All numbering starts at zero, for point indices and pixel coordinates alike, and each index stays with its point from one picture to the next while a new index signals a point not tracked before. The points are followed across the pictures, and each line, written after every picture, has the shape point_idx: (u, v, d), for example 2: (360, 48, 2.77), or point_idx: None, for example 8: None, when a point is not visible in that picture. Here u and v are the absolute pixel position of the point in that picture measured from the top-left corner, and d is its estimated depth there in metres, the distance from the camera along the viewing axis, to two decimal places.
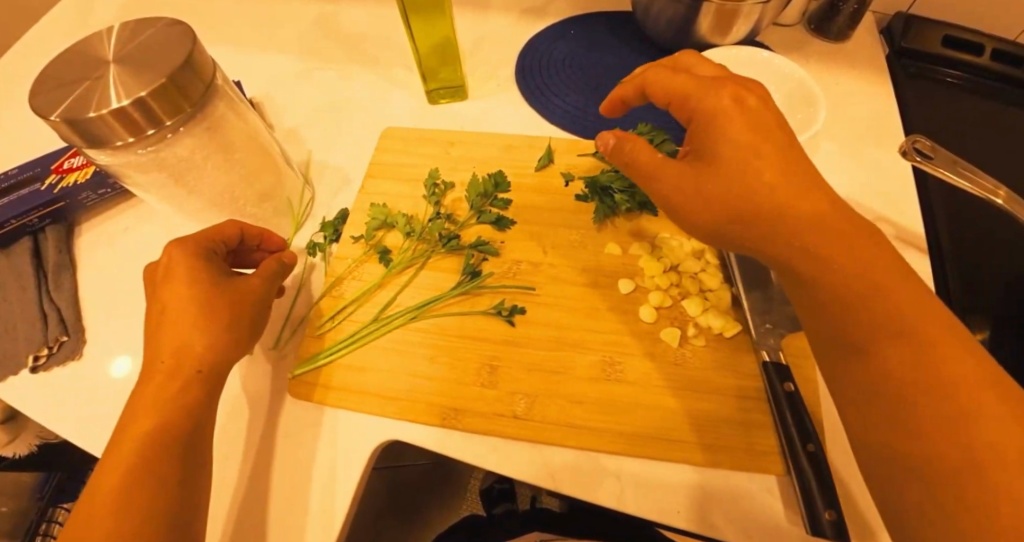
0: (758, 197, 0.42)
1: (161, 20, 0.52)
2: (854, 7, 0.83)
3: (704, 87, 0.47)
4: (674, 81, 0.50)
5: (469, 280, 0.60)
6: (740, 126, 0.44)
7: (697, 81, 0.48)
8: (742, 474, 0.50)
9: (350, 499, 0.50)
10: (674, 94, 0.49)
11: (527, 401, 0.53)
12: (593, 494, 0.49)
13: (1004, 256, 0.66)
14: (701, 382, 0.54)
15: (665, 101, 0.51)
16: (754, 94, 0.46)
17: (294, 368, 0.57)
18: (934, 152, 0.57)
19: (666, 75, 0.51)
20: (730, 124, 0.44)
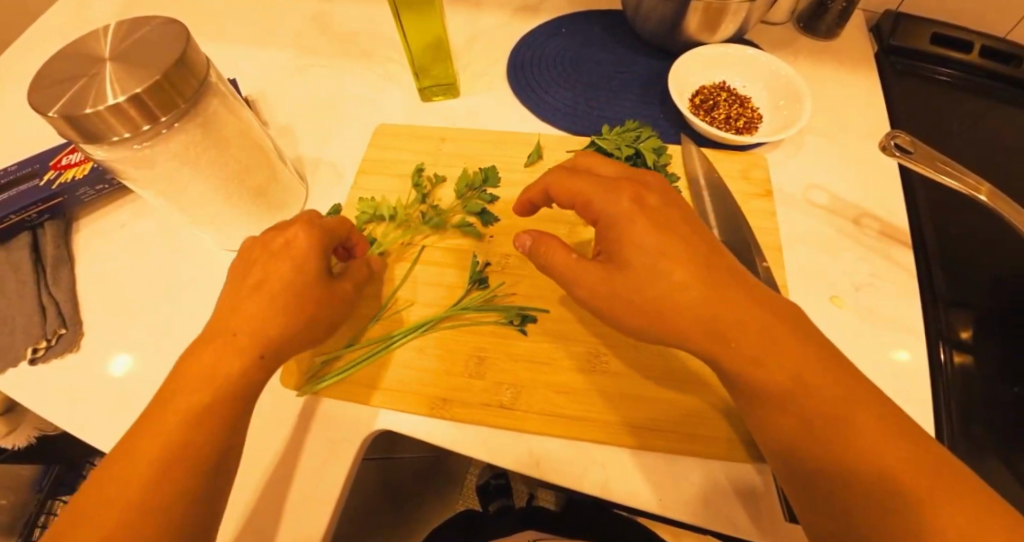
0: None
1: (157, 18, 0.54)
2: (843, 5, 0.84)
3: (603, 195, 0.49)
4: (578, 186, 0.51)
5: (477, 288, 0.60)
6: (647, 234, 0.46)
7: (597, 186, 0.50)
8: (722, 462, 0.51)
9: (339, 488, 0.51)
10: (586, 194, 0.50)
11: (513, 391, 0.55)
12: (577, 483, 0.50)
13: (985, 252, 0.67)
14: (685, 374, 0.55)
15: (574, 205, 0.52)
16: (654, 195, 0.50)
17: (302, 387, 0.56)
18: (913, 148, 0.59)
19: (565, 177, 0.52)
20: (635, 228, 0.46)
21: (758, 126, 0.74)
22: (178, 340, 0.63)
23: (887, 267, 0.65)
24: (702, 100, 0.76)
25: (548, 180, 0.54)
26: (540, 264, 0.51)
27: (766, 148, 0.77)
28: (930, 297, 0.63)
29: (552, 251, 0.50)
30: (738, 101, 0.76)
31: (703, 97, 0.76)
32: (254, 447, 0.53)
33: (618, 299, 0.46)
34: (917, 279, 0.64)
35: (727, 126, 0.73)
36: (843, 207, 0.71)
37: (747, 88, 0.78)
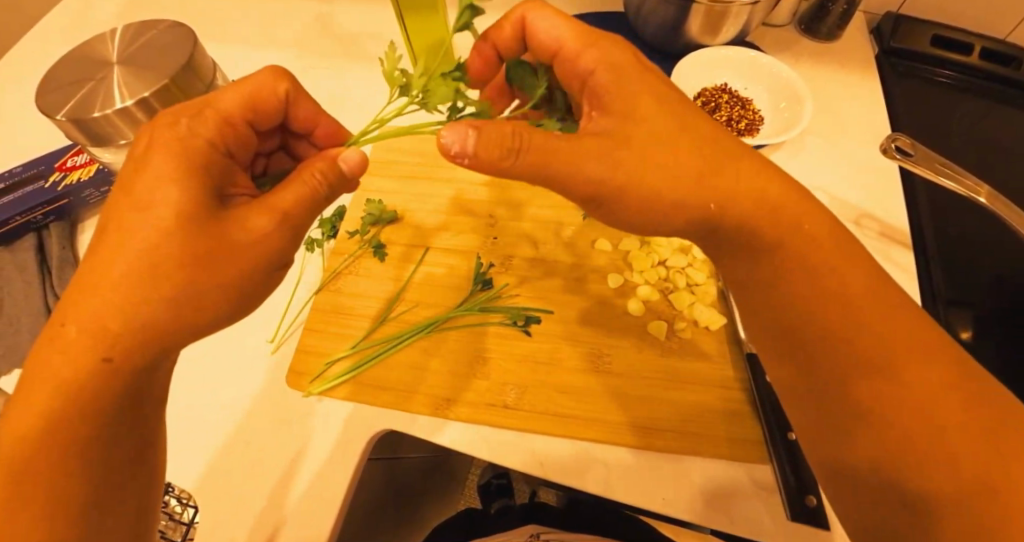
0: (746, 183, 0.42)
1: (163, 21, 0.56)
2: (844, 7, 0.84)
3: (603, 48, 0.48)
4: (563, 31, 0.50)
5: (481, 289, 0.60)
6: (676, 125, 0.42)
7: (593, 42, 0.49)
8: (725, 462, 0.51)
9: (346, 488, 0.52)
10: (567, 43, 0.50)
11: (517, 391, 0.55)
12: (581, 482, 0.51)
13: (985, 252, 0.67)
14: (688, 375, 0.55)
15: (550, 52, 0.52)
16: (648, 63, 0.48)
17: (310, 387, 0.56)
18: (914, 150, 0.59)
19: (556, 18, 0.51)
20: (661, 94, 0.44)
21: (760, 128, 0.75)
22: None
23: (888, 269, 0.66)
24: (704, 102, 0.76)
25: (528, 13, 0.52)
26: (509, 153, 0.40)
27: (769, 150, 0.78)
28: (930, 299, 0.64)
29: (534, 133, 0.40)
30: (740, 104, 0.76)
31: (705, 99, 0.76)
32: (260, 449, 0.54)
33: (635, 199, 0.42)
34: (918, 280, 0.65)
35: (729, 128, 0.74)
36: (844, 209, 0.71)
37: (748, 90, 0.79)
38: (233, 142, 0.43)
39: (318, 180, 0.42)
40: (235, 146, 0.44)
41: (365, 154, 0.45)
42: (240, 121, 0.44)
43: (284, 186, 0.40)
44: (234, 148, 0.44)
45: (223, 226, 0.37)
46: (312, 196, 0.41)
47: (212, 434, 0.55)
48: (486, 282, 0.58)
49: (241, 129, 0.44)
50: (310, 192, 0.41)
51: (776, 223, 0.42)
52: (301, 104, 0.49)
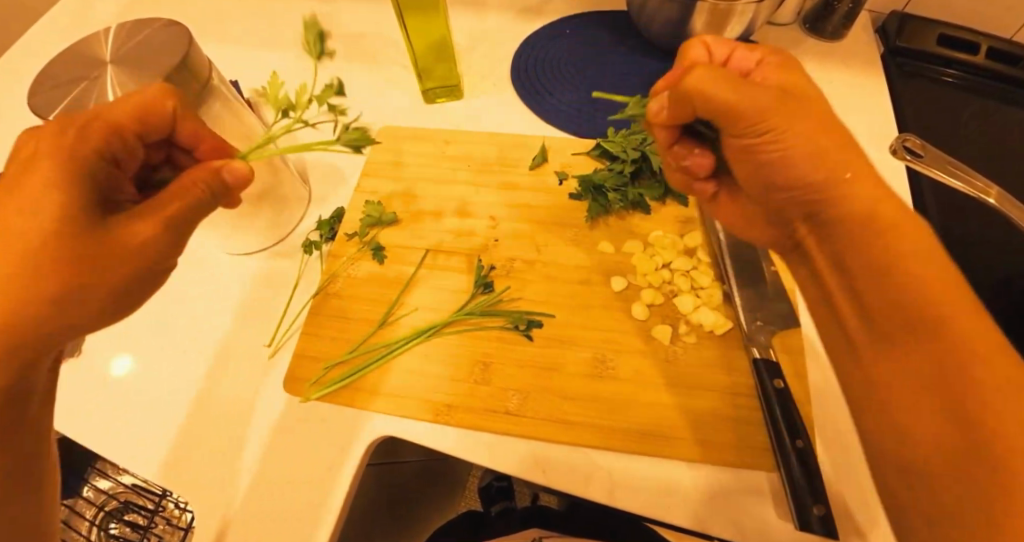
0: None
1: (159, 20, 0.56)
2: (849, 6, 0.83)
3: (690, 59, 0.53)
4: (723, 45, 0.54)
5: (482, 292, 0.60)
6: None
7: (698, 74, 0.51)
8: (731, 469, 0.50)
9: (343, 496, 0.51)
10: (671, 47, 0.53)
11: (519, 397, 0.54)
12: (582, 489, 0.50)
13: (993, 254, 0.66)
14: (692, 379, 0.54)
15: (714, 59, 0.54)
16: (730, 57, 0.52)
17: (306, 393, 0.55)
18: (923, 151, 0.58)
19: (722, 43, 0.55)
20: None
21: None
22: (175, 336, 0.60)
23: None
24: None
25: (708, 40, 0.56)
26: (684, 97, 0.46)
27: None
28: None
29: (703, 76, 0.44)
30: None
31: None
32: (256, 453, 0.53)
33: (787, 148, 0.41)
34: None
35: None
36: None
37: None
38: (119, 152, 0.42)
39: (199, 193, 0.41)
40: (120, 158, 0.42)
41: (253, 170, 0.46)
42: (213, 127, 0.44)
43: (166, 197, 0.40)
44: (121, 156, 0.42)
45: (126, 225, 0.38)
46: (192, 208, 0.41)
47: (207, 437, 0.54)
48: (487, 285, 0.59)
49: (132, 142, 0.42)
50: (191, 206, 0.41)
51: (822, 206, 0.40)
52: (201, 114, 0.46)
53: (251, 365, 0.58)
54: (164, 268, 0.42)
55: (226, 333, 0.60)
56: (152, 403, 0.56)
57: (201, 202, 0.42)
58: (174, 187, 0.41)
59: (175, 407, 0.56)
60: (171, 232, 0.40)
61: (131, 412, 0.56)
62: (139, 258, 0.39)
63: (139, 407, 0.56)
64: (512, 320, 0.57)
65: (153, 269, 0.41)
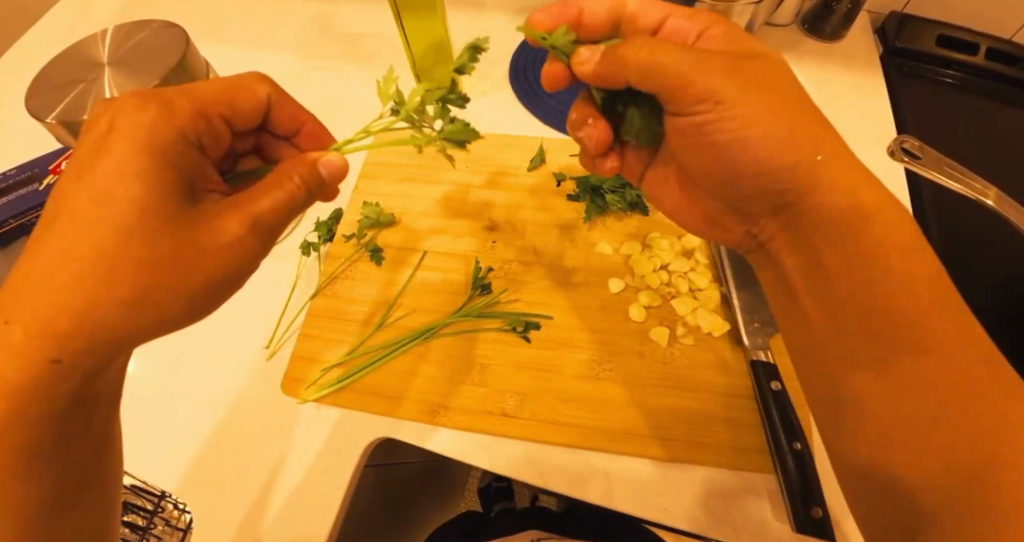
0: None
1: (154, 22, 0.57)
2: (848, 6, 0.83)
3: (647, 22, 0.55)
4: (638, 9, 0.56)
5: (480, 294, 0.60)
6: None
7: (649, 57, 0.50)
8: (729, 471, 0.50)
9: (341, 497, 0.50)
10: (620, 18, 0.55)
11: (517, 398, 0.54)
12: (580, 491, 0.50)
13: (992, 255, 0.66)
14: (689, 381, 0.54)
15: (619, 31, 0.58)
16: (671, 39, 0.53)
17: (304, 395, 0.55)
18: (921, 153, 0.58)
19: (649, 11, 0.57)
20: None
21: None
22: (201, 342, 0.60)
23: None
24: None
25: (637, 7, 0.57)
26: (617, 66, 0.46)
27: None
28: None
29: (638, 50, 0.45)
30: None
31: None
32: (256, 455, 0.53)
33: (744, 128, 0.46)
34: None
35: None
36: None
37: None
38: (205, 134, 0.42)
39: (296, 186, 0.40)
40: (207, 140, 0.43)
41: (349, 159, 0.45)
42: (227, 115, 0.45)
43: (263, 190, 0.39)
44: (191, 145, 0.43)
45: (218, 223, 0.37)
46: (290, 201, 0.40)
47: (206, 440, 0.54)
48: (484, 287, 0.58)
49: (217, 124, 0.44)
50: (289, 198, 0.40)
51: (799, 189, 0.46)
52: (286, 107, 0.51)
53: (251, 368, 0.58)
54: (244, 277, 0.41)
55: (226, 335, 0.60)
56: (152, 405, 0.56)
57: (292, 199, 0.40)
58: (270, 180, 0.40)
59: (174, 409, 0.55)
60: (255, 233, 0.38)
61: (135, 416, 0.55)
62: (226, 261, 0.37)
63: (138, 409, 0.55)
64: (510, 321, 0.57)
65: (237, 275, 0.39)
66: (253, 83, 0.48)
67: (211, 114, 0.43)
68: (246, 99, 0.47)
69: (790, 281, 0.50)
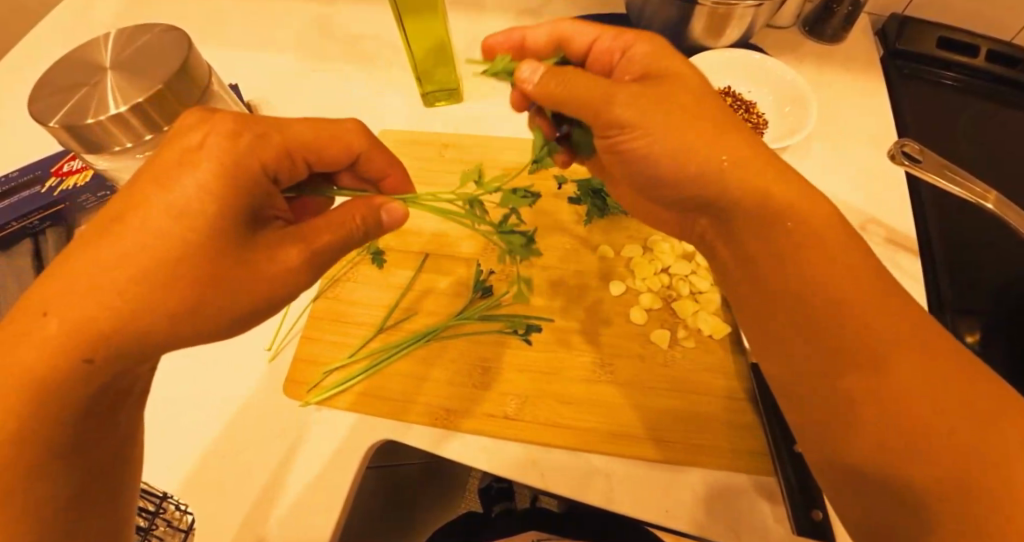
0: None
1: (156, 26, 0.57)
2: (848, 9, 0.83)
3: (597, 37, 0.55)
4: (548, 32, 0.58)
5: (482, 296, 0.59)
6: None
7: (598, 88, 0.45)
8: (730, 473, 0.50)
9: (344, 500, 0.51)
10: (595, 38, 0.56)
11: (518, 401, 0.54)
12: (582, 493, 0.50)
13: (993, 259, 0.66)
14: (691, 384, 0.55)
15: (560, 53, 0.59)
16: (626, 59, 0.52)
17: (306, 398, 0.55)
18: (922, 156, 0.58)
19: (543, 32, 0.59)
20: None
21: (764, 131, 0.74)
22: (201, 348, 0.60)
23: (891, 273, 0.65)
24: None
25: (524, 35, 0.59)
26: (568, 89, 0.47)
27: (773, 154, 0.77)
28: (934, 304, 0.63)
29: (574, 78, 0.46)
30: (743, 107, 0.76)
31: None
32: (259, 456, 0.53)
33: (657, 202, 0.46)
34: (922, 286, 0.64)
35: None
36: (850, 214, 0.70)
37: (752, 93, 0.78)
38: (285, 171, 0.44)
39: (357, 228, 0.44)
40: (284, 176, 0.44)
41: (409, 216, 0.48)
42: (298, 154, 0.45)
43: (329, 226, 0.42)
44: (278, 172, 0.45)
45: (278, 250, 0.40)
46: (348, 236, 0.43)
47: (209, 443, 0.54)
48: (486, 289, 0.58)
49: (299, 164, 0.46)
50: (348, 235, 0.43)
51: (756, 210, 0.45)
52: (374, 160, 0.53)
53: (252, 371, 0.58)
54: None
55: (231, 336, 0.60)
56: (158, 404, 0.56)
57: (351, 238, 0.44)
58: (336, 215, 0.43)
59: (180, 410, 0.56)
60: (312, 265, 0.42)
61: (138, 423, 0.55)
62: (264, 284, 0.39)
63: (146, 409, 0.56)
64: (512, 325, 0.58)
65: (281, 302, 0.41)
66: (353, 135, 0.50)
67: (298, 154, 0.45)
68: (337, 146, 0.49)
69: (739, 305, 0.49)
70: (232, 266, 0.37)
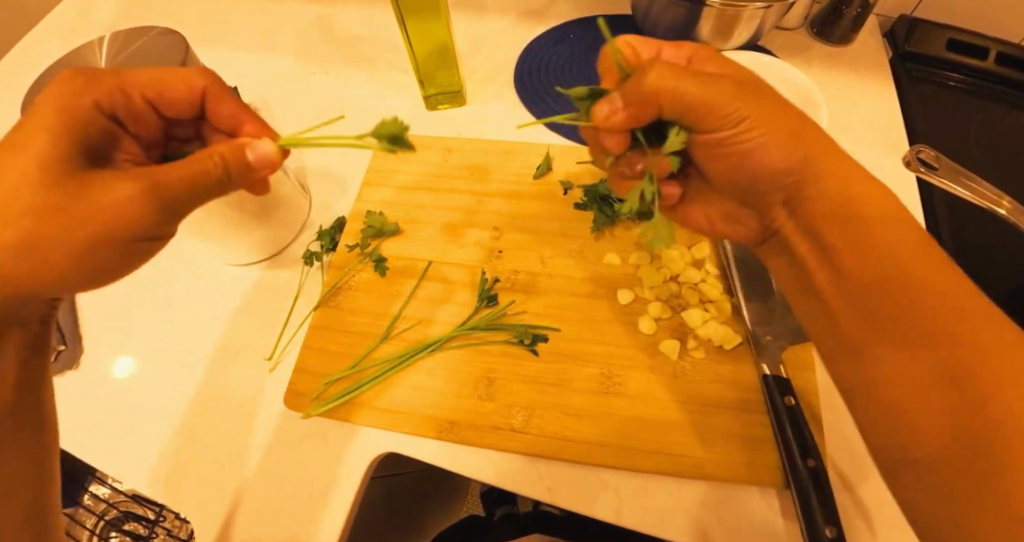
0: None
1: (153, 29, 0.56)
2: (858, 10, 0.82)
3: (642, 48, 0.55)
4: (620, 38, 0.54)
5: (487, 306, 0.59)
6: None
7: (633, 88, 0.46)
8: (742, 486, 0.49)
9: (348, 512, 0.49)
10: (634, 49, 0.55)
11: (525, 413, 0.53)
12: (590, 507, 0.49)
13: (1004, 263, 0.65)
14: (702, 396, 0.53)
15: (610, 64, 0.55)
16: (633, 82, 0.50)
17: (311, 408, 0.54)
18: (938, 163, 0.57)
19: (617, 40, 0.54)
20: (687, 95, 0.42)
21: None
22: (160, 347, 0.59)
23: None
24: None
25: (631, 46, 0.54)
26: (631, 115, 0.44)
27: None
28: None
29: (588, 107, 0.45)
30: None
31: None
32: (255, 466, 0.52)
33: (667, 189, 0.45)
34: None
35: None
36: None
37: None
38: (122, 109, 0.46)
39: (213, 163, 0.41)
40: (125, 115, 0.46)
41: (280, 155, 0.45)
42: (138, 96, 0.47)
43: (183, 163, 0.40)
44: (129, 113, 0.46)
45: None
46: (202, 176, 0.41)
47: (210, 453, 0.53)
48: (492, 298, 0.59)
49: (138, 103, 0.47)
50: (202, 174, 0.41)
51: None
52: (222, 102, 0.50)
53: (252, 382, 0.57)
54: None
55: (184, 332, 0.60)
56: (151, 407, 0.55)
57: (207, 176, 0.41)
58: (194, 154, 0.41)
59: (173, 415, 0.55)
60: (149, 198, 0.38)
61: (134, 438, 0.54)
62: (109, 216, 0.38)
63: (62, 416, 0.55)
64: (518, 334, 0.57)
65: (154, 231, 0.41)
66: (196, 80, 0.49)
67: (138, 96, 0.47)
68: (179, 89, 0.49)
69: None
70: (89, 195, 0.38)
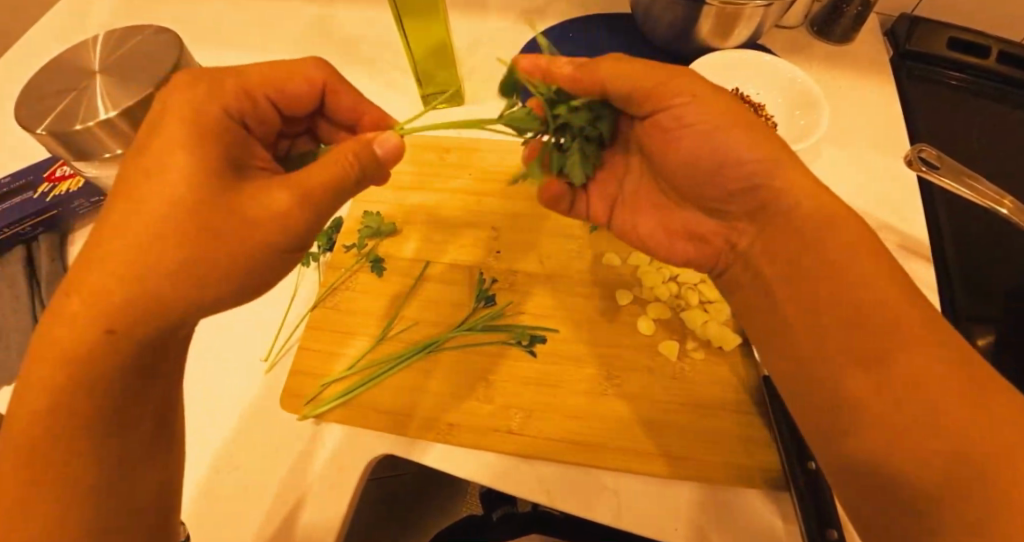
0: None
1: (148, 28, 0.57)
2: (858, 9, 0.81)
3: None
4: None
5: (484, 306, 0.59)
6: None
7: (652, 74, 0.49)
8: (741, 488, 0.49)
9: (343, 515, 0.49)
10: None
11: (523, 414, 0.53)
12: (588, 510, 0.49)
13: (1006, 263, 0.65)
14: (700, 398, 0.53)
15: None
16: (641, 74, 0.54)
17: (307, 410, 0.54)
18: (940, 162, 0.57)
19: None
20: None
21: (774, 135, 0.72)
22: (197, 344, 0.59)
23: None
24: None
25: None
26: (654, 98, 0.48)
27: None
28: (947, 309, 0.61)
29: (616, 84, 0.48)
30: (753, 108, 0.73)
31: None
32: (250, 468, 0.51)
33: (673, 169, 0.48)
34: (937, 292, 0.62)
35: None
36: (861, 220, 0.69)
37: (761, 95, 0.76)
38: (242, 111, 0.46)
39: (350, 161, 0.42)
40: (251, 118, 0.47)
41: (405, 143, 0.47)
42: (260, 96, 0.48)
43: (321, 165, 0.41)
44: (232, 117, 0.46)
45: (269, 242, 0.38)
46: (344, 174, 0.42)
47: (207, 455, 0.52)
48: (489, 298, 0.58)
49: (259, 104, 0.48)
50: (344, 175, 0.42)
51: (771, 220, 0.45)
52: (342, 95, 0.53)
53: (250, 384, 0.56)
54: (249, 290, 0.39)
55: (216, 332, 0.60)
56: None
57: (346, 176, 0.42)
58: (327, 158, 0.42)
59: None
60: (306, 204, 0.40)
61: None
62: (275, 223, 0.38)
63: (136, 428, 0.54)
64: (515, 335, 0.56)
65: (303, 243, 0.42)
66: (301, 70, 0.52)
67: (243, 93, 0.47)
68: (291, 82, 0.51)
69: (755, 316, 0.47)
70: (242, 204, 0.38)
